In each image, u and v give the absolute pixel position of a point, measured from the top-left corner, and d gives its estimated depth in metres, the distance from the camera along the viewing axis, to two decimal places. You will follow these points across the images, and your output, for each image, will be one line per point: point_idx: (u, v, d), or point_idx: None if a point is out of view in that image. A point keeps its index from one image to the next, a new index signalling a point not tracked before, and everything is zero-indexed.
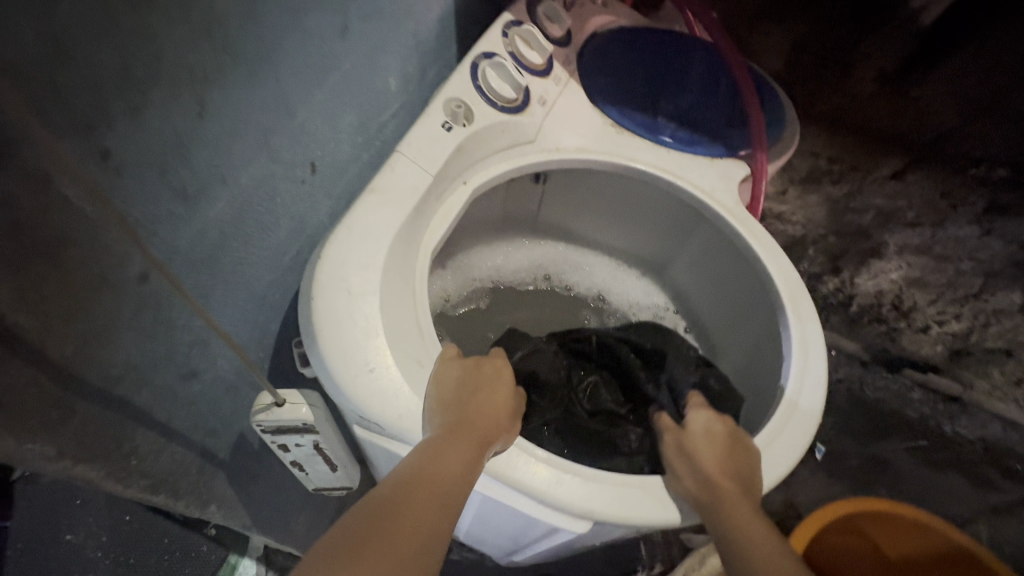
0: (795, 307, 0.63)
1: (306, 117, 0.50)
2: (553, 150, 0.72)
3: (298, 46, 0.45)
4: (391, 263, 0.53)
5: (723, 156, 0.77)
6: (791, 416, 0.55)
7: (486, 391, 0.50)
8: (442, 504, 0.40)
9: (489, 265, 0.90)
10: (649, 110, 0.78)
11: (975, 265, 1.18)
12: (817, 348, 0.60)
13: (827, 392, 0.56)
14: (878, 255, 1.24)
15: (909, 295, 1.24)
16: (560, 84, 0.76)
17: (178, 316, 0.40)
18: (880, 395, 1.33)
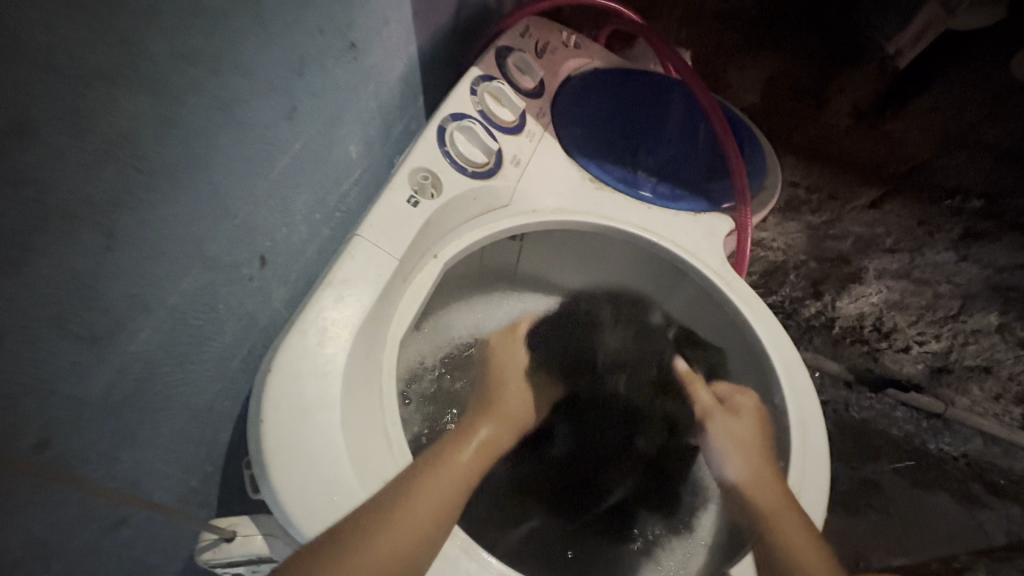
0: (794, 387, 0.62)
1: (252, 211, 0.45)
2: (530, 212, 0.68)
3: (233, 141, 0.39)
4: (354, 367, 0.48)
5: (706, 210, 0.74)
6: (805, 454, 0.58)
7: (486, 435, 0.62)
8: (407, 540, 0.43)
9: (467, 323, 0.85)
10: (628, 163, 0.75)
11: (952, 288, 1.13)
12: (816, 427, 0.60)
13: (828, 478, 0.57)
14: (857, 280, 1.16)
15: (889, 317, 1.17)
16: (534, 140, 0.71)
17: (94, 468, 0.35)
18: (867, 416, 1.18)
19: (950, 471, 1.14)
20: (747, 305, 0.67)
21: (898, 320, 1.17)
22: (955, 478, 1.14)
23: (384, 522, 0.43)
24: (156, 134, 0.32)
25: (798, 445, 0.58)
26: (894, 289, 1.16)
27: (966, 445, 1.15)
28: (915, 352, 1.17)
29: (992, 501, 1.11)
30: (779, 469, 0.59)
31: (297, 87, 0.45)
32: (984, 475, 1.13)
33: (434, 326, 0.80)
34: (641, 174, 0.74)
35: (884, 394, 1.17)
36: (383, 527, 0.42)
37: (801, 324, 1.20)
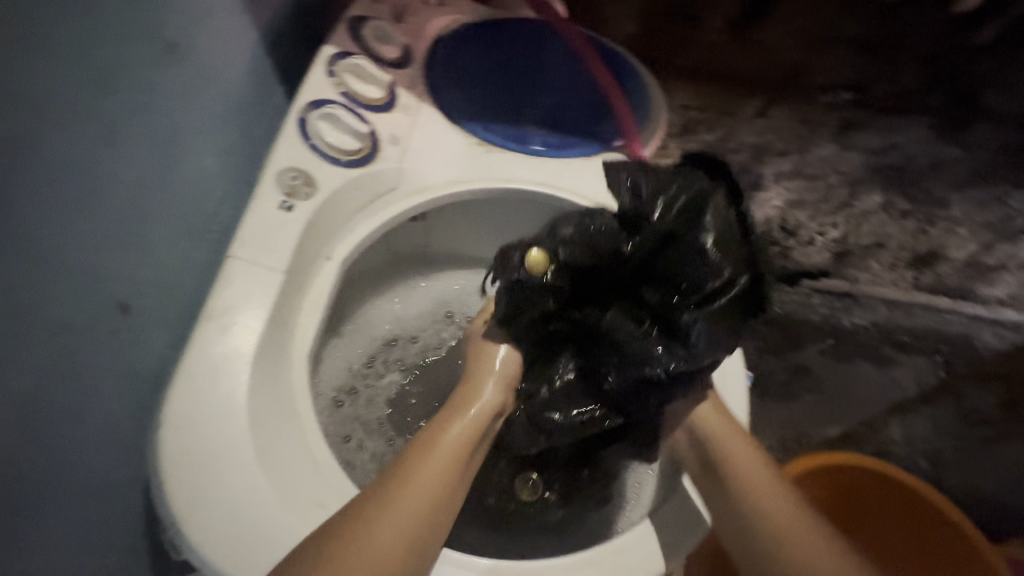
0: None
1: (96, 256, 0.40)
2: (422, 190, 0.65)
3: (29, 190, 0.34)
4: (259, 399, 0.45)
5: (600, 152, 0.74)
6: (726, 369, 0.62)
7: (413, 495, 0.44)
8: (428, 510, 0.44)
9: (389, 317, 0.82)
10: (514, 120, 0.73)
11: (840, 177, 1.18)
12: None
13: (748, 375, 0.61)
14: (759, 186, 1.20)
15: (791, 215, 1.21)
16: (410, 114, 0.67)
17: None
18: (789, 308, 1.22)
19: (867, 340, 1.20)
20: None
21: (800, 215, 1.20)
22: (870, 344, 1.20)
23: (404, 495, 0.43)
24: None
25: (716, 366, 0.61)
26: (791, 188, 1.20)
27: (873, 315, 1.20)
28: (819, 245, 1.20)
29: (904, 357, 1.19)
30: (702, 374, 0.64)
31: (109, 110, 0.39)
32: (894, 336, 1.19)
33: (349, 328, 0.79)
34: (530, 127, 0.73)
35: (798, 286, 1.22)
36: (394, 504, 0.43)
37: None
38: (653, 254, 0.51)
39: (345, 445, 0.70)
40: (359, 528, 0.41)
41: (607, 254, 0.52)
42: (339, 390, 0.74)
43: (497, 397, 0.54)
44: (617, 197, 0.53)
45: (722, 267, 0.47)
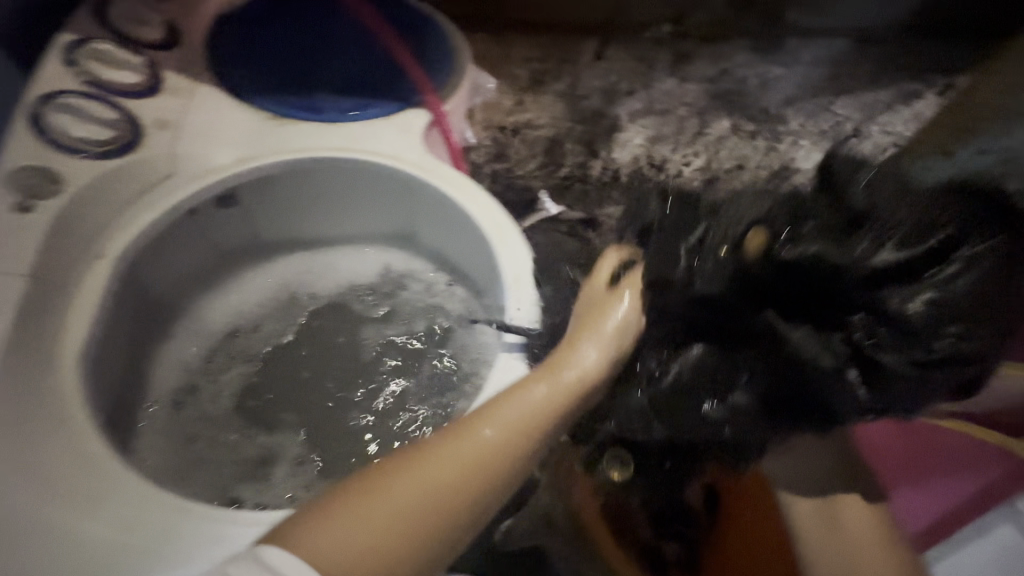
0: (503, 240, 0.66)
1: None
2: (207, 172, 0.63)
3: None
4: (15, 398, 0.47)
5: (400, 111, 0.73)
6: (518, 291, 0.62)
7: (432, 486, 0.39)
8: (439, 508, 0.39)
9: (227, 312, 0.80)
10: (304, 89, 0.72)
11: (688, 107, 1.30)
12: (523, 259, 0.64)
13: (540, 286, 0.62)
14: (619, 128, 1.28)
15: (657, 151, 1.26)
16: (182, 97, 0.65)
17: None
18: None
19: None
20: (450, 186, 0.69)
21: (664, 151, 1.26)
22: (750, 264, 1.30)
23: (443, 462, 0.40)
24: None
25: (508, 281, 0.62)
26: (648, 125, 1.29)
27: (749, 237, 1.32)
28: (687, 173, 1.25)
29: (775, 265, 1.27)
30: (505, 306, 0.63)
31: None
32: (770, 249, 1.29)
33: (181, 328, 0.77)
34: (323, 95, 0.72)
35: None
36: (428, 465, 0.40)
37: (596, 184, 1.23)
38: (879, 270, 0.42)
39: (188, 445, 0.69)
40: (384, 478, 0.39)
41: (834, 261, 0.43)
42: (175, 392, 0.73)
43: (600, 363, 0.48)
44: (831, 186, 0.48)
45: (926, 296, 0.42)
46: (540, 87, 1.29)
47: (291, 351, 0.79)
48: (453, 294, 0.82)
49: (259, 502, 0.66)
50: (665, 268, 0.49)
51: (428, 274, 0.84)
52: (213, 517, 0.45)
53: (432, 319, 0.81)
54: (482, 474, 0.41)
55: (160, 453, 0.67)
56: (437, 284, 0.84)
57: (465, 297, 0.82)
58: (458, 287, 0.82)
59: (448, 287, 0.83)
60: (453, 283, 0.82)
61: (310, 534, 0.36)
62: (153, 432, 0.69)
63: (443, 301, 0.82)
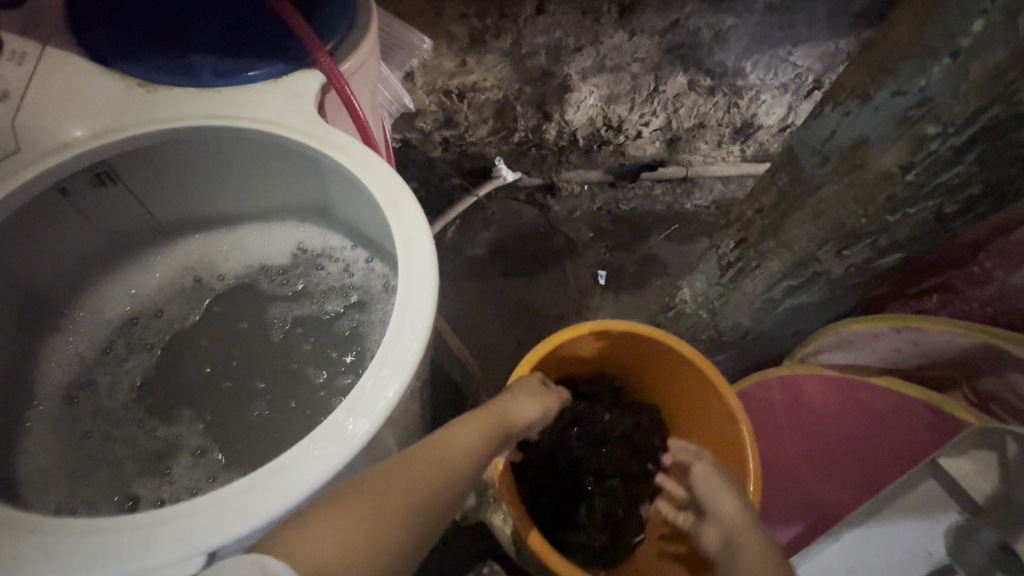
0: (397, 211, 0.60)
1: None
2: (61, 148, 0.57)
3: None
4: None
5: (289, 73, 0.68)
6: (411, 256, 0.57)
7: (435, 467, 0.50)
8: (436, 495, 0.48)
9: (127, 299, 0.75)
10: (173, 51, 0.65)
11: (641, 64, 1.34)
12: (418, 224, 0.59)
13: (434, 249, 0.57)
14: (569, 88, 1.36)
15: (613, 112, 1.41)
16: (27, 65, 0.59)
17: None
18: (636, 204, 1.36)
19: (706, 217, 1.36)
20: (343, 150, 0.63)
21: (620, 111, 1.42)
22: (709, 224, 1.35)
23: (423, 469, 0.49)
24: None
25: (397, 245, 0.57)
26: (601, 85, 1.37)
27: (713, 194, 1.38)
28: (647, 133, 1.44)
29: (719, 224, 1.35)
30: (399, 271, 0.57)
31: None
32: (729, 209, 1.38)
33: (73, 319, 0.72)
34: (195, 57, 0.65)
35: (640, 180, 1.37)
36: (416, 467, 0.49)
37: (553, 147, 1.40)
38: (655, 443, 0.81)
39: (83, 443, 0.65)
40: (380, 476, 0.46)
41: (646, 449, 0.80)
42: (72, 387, 0.69)
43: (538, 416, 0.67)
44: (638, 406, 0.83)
45: None
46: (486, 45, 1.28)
47: (197, 336, 0.76)
48: (370, 271, 0.79)
49: (159, 498, 0.61)
50: (573, 437, 0.80)
51: (344, 250, 0.81)
52: (38, 527, 0.41)
53: (347, 297, 0.79)
54: (442, 483, 0.50)
55: (53, 451, 0.63)
56: (353, 260, 0.80)
57: (383, 273, 0.79)
58: (374, 263, 0.79)
59: (364, 264, 0.79)
60: (370, 259, 0.79)
61: (311, 531, 0.39)
62: (43, 431, 0.64)
63: (360, 279, 0.79)
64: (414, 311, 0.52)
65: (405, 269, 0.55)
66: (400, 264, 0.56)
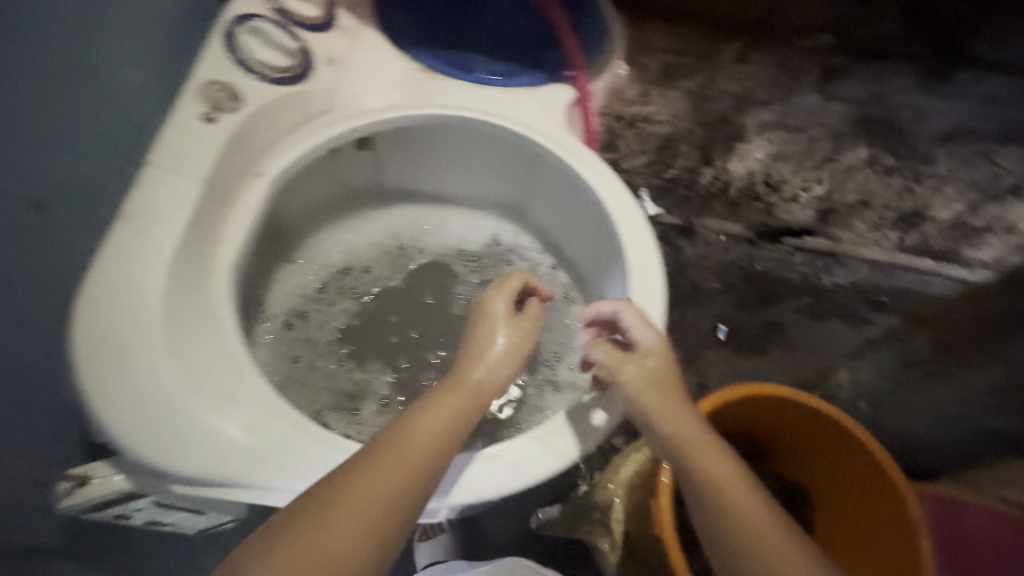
0: (635, 237, 0.63)
1: (7, 151, 0.42)
2: (358, 114, 0.64)
3: None
4: (175, 299, 0.46)
5: (545, 84, 0.72)
6: (644, 287, 0.60)
7: (391, 451, 0.44)
8: (404, 483, 0.43)
9: (341, 248, 0.82)
10: (458, 46, 0.72)
11: (822, 129, 1.19)
12: (651, 257, 0.62)
13: (666, 287, 0.60)
14: (741, 138, 1.19)
15: (775, 169, 1.19)
16: (350, 37, 0.66)
17: None
18: (769, 266, 1.15)
19: (842, 300, 1.13)
20: (588, 169, 0.67)
21: (784, 171, 1.19)
22: (845, 304, 1.12)
23: (386, 460, 0.43)
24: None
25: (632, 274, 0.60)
26: (773, 141, 1.19)
27: (855, 278, 1.14)
28: (803, 201, 1.18)
29: (875, 315, 1.10)
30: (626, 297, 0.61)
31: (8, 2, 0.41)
32: (874, 296, 1.12)
33: (300, 255, 0.79)
34: (476, 56, 0.72)
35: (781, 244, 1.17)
36: (373, 463, 0.43)
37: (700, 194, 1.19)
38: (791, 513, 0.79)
39: (292, 365, 0.72)
40: (332, 480, 0.42)
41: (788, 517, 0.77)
42: (290, 313, 0.76)
43: (510, 351, 0.53)
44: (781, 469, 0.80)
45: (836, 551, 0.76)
46: (674, 81, 1.17)
47: (390, 303, 0.81)
48: (554, 277, 0.85)
49: (346, 433, 0.70)
50: None
51: (533, 252, 0.87)
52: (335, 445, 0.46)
53: None
54: (417, 463, 0.44)
55: (270, 363, 0.71)
56: (540, 263, 0.86)
57: (565, 283, 0.84)
58: (558, 270, 0.85)
59: (549, 269, 0.86)
60: (557, 267, 0.85)
61: (282, 557, 0.38)
62: (264, 346, 0.72)
63: (543, 282, 0.85)
64: None
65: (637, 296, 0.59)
66: (632, 292, 0.59)
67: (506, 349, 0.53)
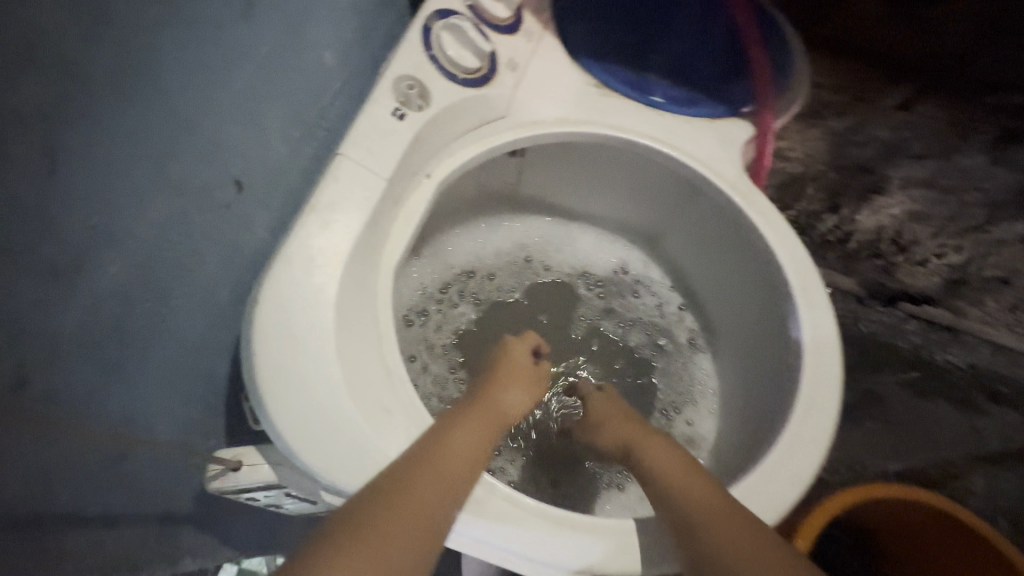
0: (809, 306, 0.56)
1: (232, 130, 0.41)
2: (530, 123, 0.61)
3: (197, 53, 0.36)
4: (347, 298, 0.45)
5: (724, 117, 0.66)
6: (817, 362, 0.53)
7: (432, 462, 0.42)
8: (440, 492, 0.41)
9: (468, 250, 0.79)
10: (636, 61, 0.66)
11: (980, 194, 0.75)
12: (827, 328, 0.55)
13: (841, 364, 0.53)
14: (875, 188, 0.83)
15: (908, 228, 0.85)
16: (532, 41, 0.63)
17: (110, 396, 0.37)
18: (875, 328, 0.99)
19: (956, 380, 0.96)
20: (764, 217, 0.61)
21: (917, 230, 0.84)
22: (963, 387, 0.95)
23: (424, 469, 0.41)
24: (66, 72, 0.28)
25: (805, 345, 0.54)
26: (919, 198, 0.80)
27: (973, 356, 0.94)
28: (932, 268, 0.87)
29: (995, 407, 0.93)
30: (790, 368, 0.55)
31: None
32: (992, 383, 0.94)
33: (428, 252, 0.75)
34: (652, 76, 0.66)
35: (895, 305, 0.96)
36: (417, 472, 0.41)
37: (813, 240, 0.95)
38: None
39: (408, 365, 0.70)
40: (372, 493, 0.39)
41: None
42: (411, 311, 0.73)
43: (522, 400, 0.54)
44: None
45: None
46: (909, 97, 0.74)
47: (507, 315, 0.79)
48: (681, 321, 0.80)
49: None
50: None
51: (663, 289, 0.82)
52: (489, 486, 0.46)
53: (654, 337, 0.80)
54: (451, 472, 0.43)
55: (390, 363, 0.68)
56: (668, 302, 0.82)
57: (694, 330, 0.79)
58: (687, 314, 0.80)
59: (676, 310, 0.81)
60: (684, 309, 0.80)
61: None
62: None
63: (669, 324, 0.81)
64: (813, 425, 0.51)
65: (807, 368, 0.53)
66: (804, 365, 0.53)
67: (506, 384, 0.54)
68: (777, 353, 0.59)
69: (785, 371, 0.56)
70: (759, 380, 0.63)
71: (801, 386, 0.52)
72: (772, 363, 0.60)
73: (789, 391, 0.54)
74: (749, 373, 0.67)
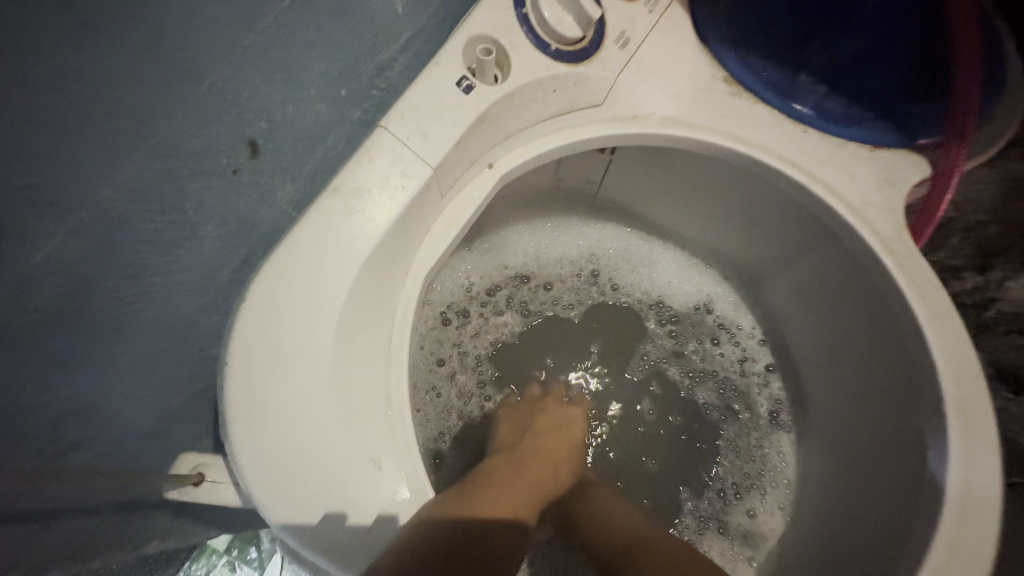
0: (964, 438, 0.40)
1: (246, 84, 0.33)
2: (629, 118, 0.48)
3: None
4: (355, 311, 0.36)
5: (892, 147, 0.49)
6: (965, 524, 0.38)
7: (497, 491, 0.41)
8: (503, 522, 0.39)
9: (529, 249, 0.68)
10: (788, 56, 0.50)
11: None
12: (989, 479, 0.39)
13: (1000, 538, 0.37)
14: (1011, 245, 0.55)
15: None
16: (655, 13, 0.49)
17: (55, 385, 0.31)
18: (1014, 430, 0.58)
19: None
20: (927, 298, 0.44)
21: None
22: None
23: (485, 498, 0.40)
24: None
25: (950, 498, 0.38)
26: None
27: None
28: None
29: None
30: (920, 518, 0.40)
31: None
32: None
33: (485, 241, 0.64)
34: (804, 79, 0.50)
35: None
36: (483, 497, 0.40)
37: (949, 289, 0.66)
38: None
39: (434, 370, 0.60)
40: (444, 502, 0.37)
41: None
42: (449, 308, 0.63)
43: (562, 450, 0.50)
44: None
45: None
46: None
47: (559, 333, 0.68)
48: (765, 386, 0.67)
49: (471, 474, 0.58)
50: None
51: (751, 342, 0.68)
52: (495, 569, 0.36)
53: (728, 399, 0.67)
54: (510, 506, 0.41)
55: (415, 361, 0.57)
56: (754, 359, 0.68)
57: (778, 398, 0.66)
58: (775, 379, 0.66)
59: (762, 371, 0.67)
60: (771, 372, 0.67)
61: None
62: None
63: (749, 387, 0.67)
64: None
65: (949, 532, 0.38)
66: (944, 525, 0.38)
67: (548, 437, 0.50)
68: (902, 483, 0.44)
69: (913, 516, 0.41)
70: (861, 503, 0.48)
71: (932, 553, 0.38)
72: (891, 492, 0.45)
73: (911, 549, 0.39)
74: (848, 485, 0.52)
